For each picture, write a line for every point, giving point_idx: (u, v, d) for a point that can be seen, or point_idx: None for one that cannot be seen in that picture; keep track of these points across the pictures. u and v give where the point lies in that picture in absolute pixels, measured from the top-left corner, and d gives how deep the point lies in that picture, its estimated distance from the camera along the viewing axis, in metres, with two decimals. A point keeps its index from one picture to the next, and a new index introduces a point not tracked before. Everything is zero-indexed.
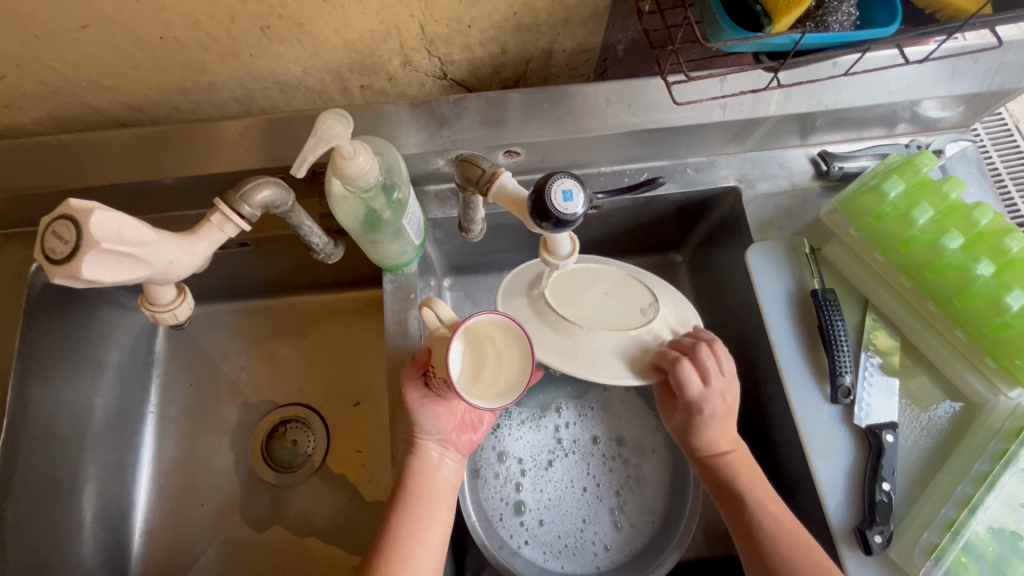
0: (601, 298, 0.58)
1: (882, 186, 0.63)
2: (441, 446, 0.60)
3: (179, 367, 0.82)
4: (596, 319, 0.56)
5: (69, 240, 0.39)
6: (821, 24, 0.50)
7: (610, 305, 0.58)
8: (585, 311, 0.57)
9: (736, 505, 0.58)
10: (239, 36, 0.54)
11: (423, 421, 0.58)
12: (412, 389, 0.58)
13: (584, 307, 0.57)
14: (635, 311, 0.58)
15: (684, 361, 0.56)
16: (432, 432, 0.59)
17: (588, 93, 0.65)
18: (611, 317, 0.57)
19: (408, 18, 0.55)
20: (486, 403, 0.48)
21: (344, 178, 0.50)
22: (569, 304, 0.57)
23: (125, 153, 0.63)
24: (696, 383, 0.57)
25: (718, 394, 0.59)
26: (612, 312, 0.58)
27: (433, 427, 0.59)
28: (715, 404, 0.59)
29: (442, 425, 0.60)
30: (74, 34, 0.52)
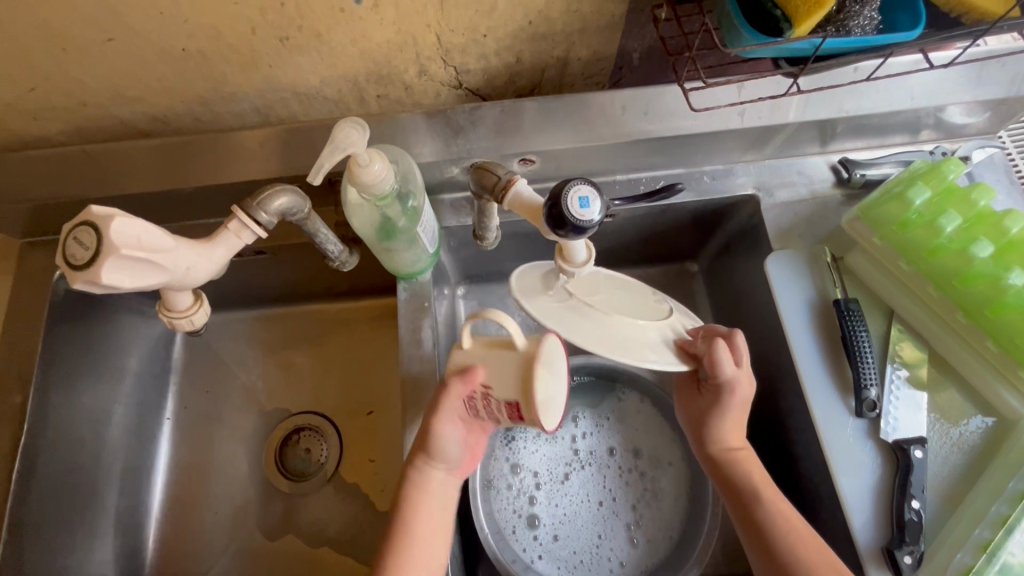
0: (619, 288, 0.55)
1: (907, 193, 0.62)
2: (449, 473, 0.58)
3: (195, 374, 0.83)
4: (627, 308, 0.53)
5: (89, 246, 0.40)
6: (842, 28, 0.48)
7: (630, 295, 0.55)
8: (622, 304, 0.53)
9: (739, 499, 0.58)
10: (258, 47, 0.55)
11: (443, 448, 0.56)
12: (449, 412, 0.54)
13: (609, 299, 0.53)
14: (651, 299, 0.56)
15: (718, 342, 0.56)
16: (447, 460, 0.57)
17: (603, 102, 0.65)
18: (638, 306, 0.54)
19: (424, 28, 0.56)
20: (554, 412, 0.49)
21: (359, 186, 0.50)
22: (607, 302, 0.52)
23: (148, 162, 0.64)
24: (729, 366, 0.56)
25: (748, 378, 0.59)
26: (636, 301, 0.55)
27: (449, 456, 0.57)
28: (745, 390, 0.58)
29: (456, 453, 0.57)
30: (101, 47, 0.53)
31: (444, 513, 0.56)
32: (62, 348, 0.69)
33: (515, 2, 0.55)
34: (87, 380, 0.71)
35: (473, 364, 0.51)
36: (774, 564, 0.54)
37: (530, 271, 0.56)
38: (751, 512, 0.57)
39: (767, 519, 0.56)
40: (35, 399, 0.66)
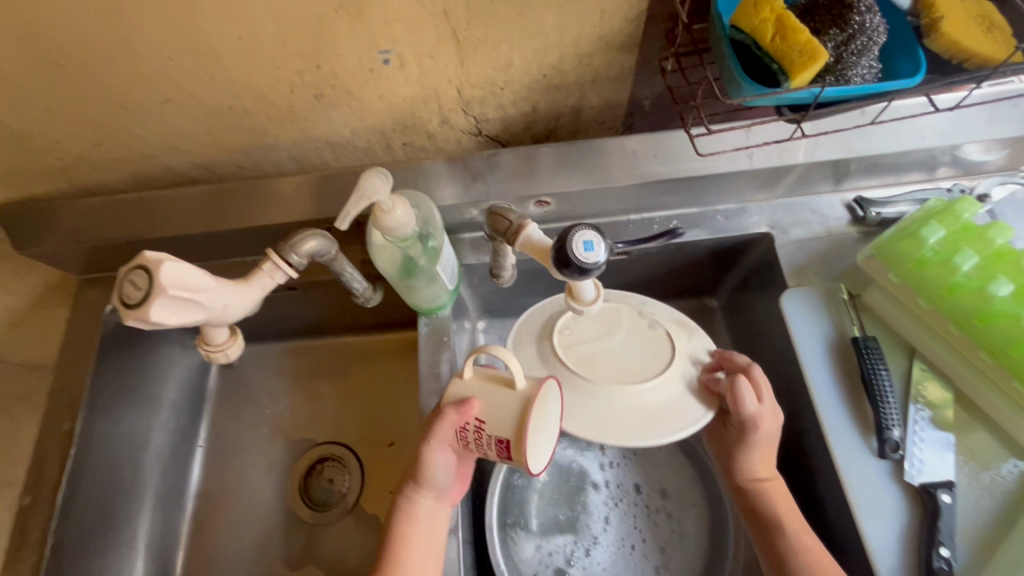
0: (620, 343, 0.55)
1: (919, 232, 0.62)
2: (437, 501, 0.58)
3: (227, 404, 0.87)
4: (635, 372, 0.54)
5: (141, 288, 0.44)
6: (841, 78, 0.50)
7: (632, 347, 0.55)
8: (629, 366, 0.54)
9: (762, 527, 0.58)
10: (296, 104, 0.61)
11: (434, 477, 0.56)
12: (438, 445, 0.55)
13: (617, 367, 0.54)
14: (648, 336, 0.56)
15: (739, 378, 0.55)
16: (436, 488, 0.57)
17: (615, 148, 0.68)
18: (644, 359, 0.54)
19: (445, 83, 0.61)
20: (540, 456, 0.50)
21: (383, 230, 0.54)
22: (617, 374, 0.53)
23: (194, 207, 0.70)
24: (752, 402, 0.56)
25: (772, 413, 0.58)
26: (639, 353, 0.55)
27: (441, 485, 0.57)
28: (769, 425, 0.57)
29: (443, 483, 0.58)
30: (159, 107, 0.59)
31: (432, 539, 0.57)
32: (108, 378, 0.74)
33: (529, 57, 0.59)
34: (129, 409, 0.76)
35: (471, 397, 0.52)
36: None
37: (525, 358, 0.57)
38: (773, 543, 0.56)
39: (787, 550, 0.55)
40: (81, 425, 0.71)
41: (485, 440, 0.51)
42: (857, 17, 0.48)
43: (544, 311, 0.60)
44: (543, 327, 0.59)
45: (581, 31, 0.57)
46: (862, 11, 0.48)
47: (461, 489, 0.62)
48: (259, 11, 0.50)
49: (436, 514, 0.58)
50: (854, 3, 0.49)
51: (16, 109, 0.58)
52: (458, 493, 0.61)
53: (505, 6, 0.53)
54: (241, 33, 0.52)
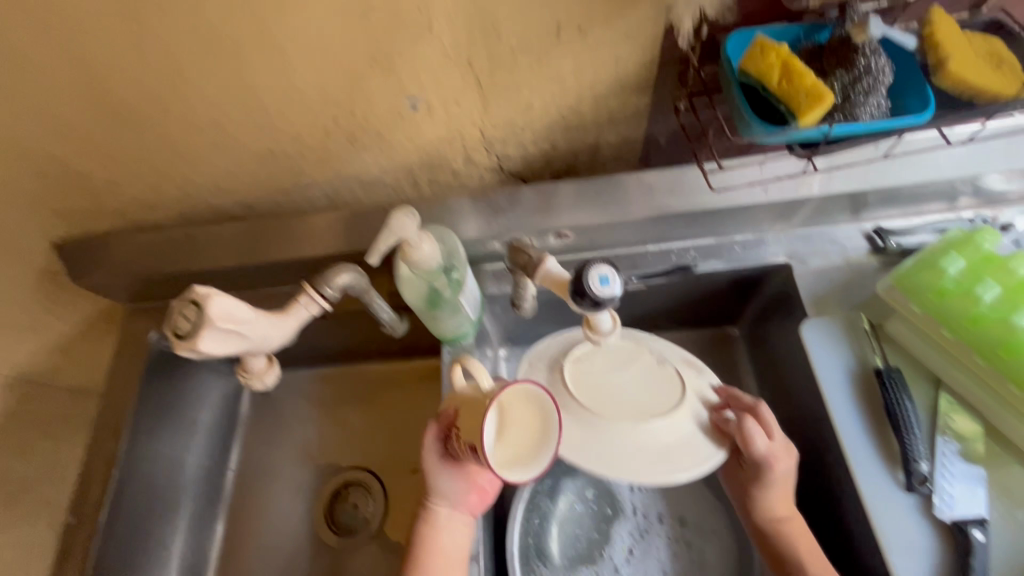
0: (631, 380, 0.55)
1: (939, 262, 0.63)
2: (452, 508, 0.62)
3: (258, 429, 0.90)
4: (648, 410, 0.54)
5: (191, 319, 0.48)
6: (850, 115, 0.51)
7: (643, 384, 0.55)
8: (639, 404, 0.54)
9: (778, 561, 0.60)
10: (331, 147, 0.65)
11: (440, 486, 0.62)
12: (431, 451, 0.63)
13: (629, 405, 0.54)
14: (658, 373, 0.56)
15: (748, 418, 0.57)
16: (445, 496, 0.62)
17: (631, 182, 0.70)
18: (656, 396, 0.55)
19: (470, 125, 0.65)
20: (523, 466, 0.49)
21: (410, 263, 0.58)
22: (628, 411, 0.53)
23: (234, 242, 0.74)
24: (763, 442, 0.58)
25: (784, 451, 0.60)
26: (650, 391, 0.55)
27: (449, 491, 0.62)
28: (784, 461, 0.60)
29: (454, 491, 0.62)
30: (209, 152, 0.65)
31: (452, 548, 0.61)
32: (151, 402, 0.79)
33: (548, 100, 0.63)
34: (168, 432, 0.80)
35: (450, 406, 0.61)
36: None
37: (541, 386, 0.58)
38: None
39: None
40: (125, 446, 0.76)
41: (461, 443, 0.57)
42: (863, 60, 0.50)
43: (555, 344, 0.61)
44: (554, 359, 0.59)
45: (597, 75, 0.60)
46: (868, 54, 0.50)
47: (480, 503, 0.63)
48: (301, 66, 0.55)
49: (454, 520, 0.62)
50: (859, 46, 0.50)
51: (82, 155, 0.64)
52: (477, 504, 0.63)
53: (526, 55, 0.57)
54: (284, 85, 0.57)
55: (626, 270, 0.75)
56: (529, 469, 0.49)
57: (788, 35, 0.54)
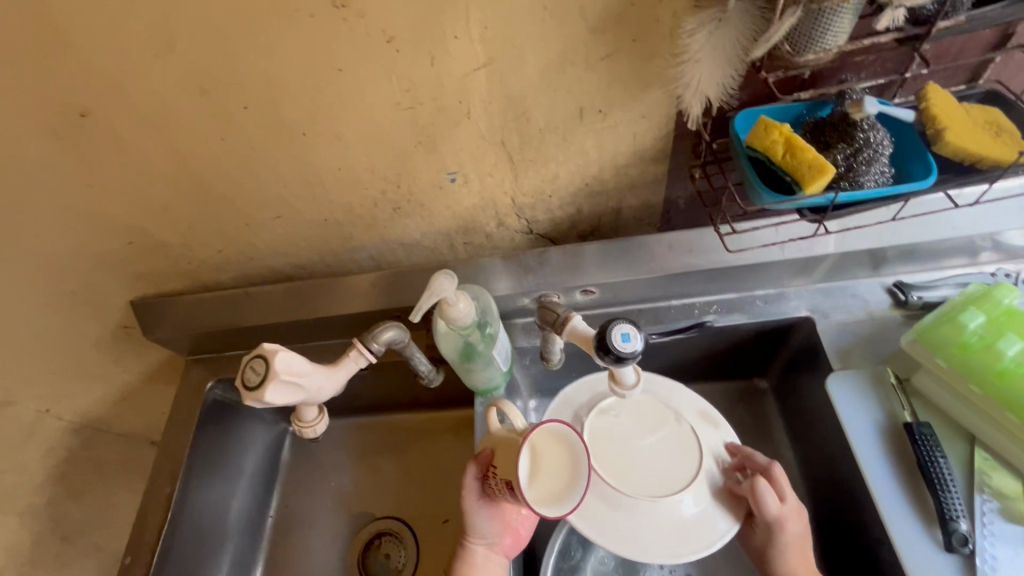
0: (648, 452, 0.63)
1: (959, 316, 0.64)
2: (488, 548, 0.65)
3: (299, 477, 0.94)
4: (657, 487, 0.60)
5: (259, 372, 0.54)
6: (855, 183, 0.56)
7: (659, 460, 0.62)
8: (658, 479, 0.61)
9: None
10: (378, 216, 0.73)
11: (477, 525, 0.65)
12: (469, 488, 0.65)
13: (641, 478, 0.61)
14: (677, 445, 0.63)
15: (760, 479, 0.61)
16: (482, 535, 0.65)
17: (653, 242, 0.75)
18: (669, 476, 0.61)
19: (502, 193, 0.71)
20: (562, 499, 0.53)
21: (448, 320, 0.63)
22: (647, 485, 0.60)
23: (289, 299, 0.82)
24: (775, 501, 0.60)
25: (795, 512, 0.62)
26: (665, 468, 0.62)
27: (485, 532, 0.65)
28: (795, 523, 0.61)
29: (490, 531, 0.65)
30: (271, 222, 0.73)
31: None
32: (203, 448, 0.84)
33: (573, 171, 0.69)
34: (216, 479, 0.85)
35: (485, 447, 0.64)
36: None
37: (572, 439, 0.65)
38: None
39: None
40: (178, 493, 0.80)
41: (497, 483, 0.60)
42: (862, 134, 0.55)
43: (583, 393, 0.69)
44: (579, 409, 0.67)
45: (618, 148, 0.66)
46: (866, 129, 0.55)
47: (515, 545, 0.66)
48: (357, 149, 0.63)
49: (490, 563, 0.64)
50: (857, 122, 0.55)
51: (163, 227, 0.72)
52: (511, 546, 0.66)
53: (552, 134, 0.64)
54: (340, 164, 0.65)
55: (651, 324, 0.79)
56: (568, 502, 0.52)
57: (792, 112, 0.60)
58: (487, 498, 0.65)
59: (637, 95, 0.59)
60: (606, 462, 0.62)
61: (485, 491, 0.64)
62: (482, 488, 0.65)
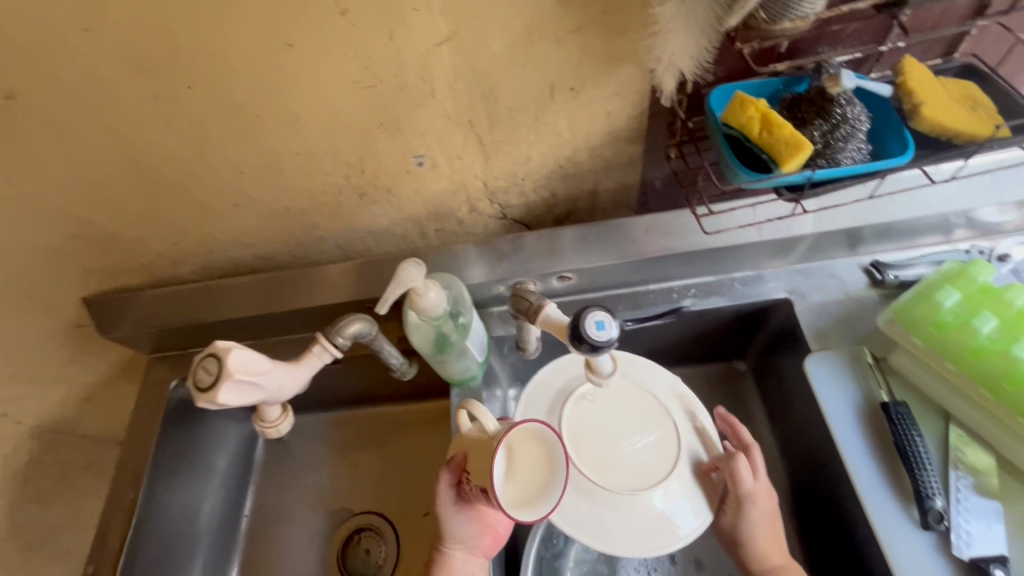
0: (625, 443, 0.62)
1: (935, 295, 0.64)
2: (467, 553, 0.64)
3: (273, 475, 0.91)
4: (633, 479, 0.60)
5: (212, 372, 0.51)
6: (832, 160, 0.54)
7: (636, 452, 0.61)
8: (637, 471, 0.60)
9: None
10: (343, 203, 0.69)
11: (455, 531, 0.63)
12: (445, 491, 0.62)
13: (619, 470, 0.60)
14: (656, 434, 0.63)
15: (738, 457, 0.62)
16: (460, 541, 0.63)
17: (630, 225, 0.73)
18: (645, 468, 0.60)
19: (473, 177, 0.68)
20: (543, 502, 0.50)
21: (418, 310, 0.60)
22: (626, 477, 0.60)
23: (254, 292, 0.78)
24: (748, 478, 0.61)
25: (766, 491, 0.62)
26: (642, 460, 0.61)
27: (464, 536, 0.63)
28: (764, 501, 0.62)
29: (468, 536, 0.64)
30: (229, 211, 0.69)
31: None
32: (169, 448, 0.81)
33: (546, 152, 0.67)
34: (184, 481, 0.82)
35: (457, 452, 0.61)
36: None
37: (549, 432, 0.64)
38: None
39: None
40: (143, 494, 0.77)
41: (473, 490, 0.57)
42: (839, 110, 0.54)
43: (561, 378, 0.67)
44: (555, 397, 0.66)
45: (591, 128, 0.64)
46: (843, 104, 0.54)
47: (495, 543, 0.66)
48: (316, 131, 0.59)
49: (470, 565, 0.64)
50: (834, 97, 0.54)
51: (112, 219, 0.68)
52: (491, 546, 0.65)
53: (523, 113, 0.61)
54: (300, 149, 0.61)
55: (629, 309, 0.77)
56: (549, 503, 0.50)
57: (768, 89, 0.59)
58: (464, 503, 0.63)
59: (610, 71, 0.57)
60: (585, 456, 0.61)
61: (461, 496, 0.62)
62: (458, 493, 0.62)
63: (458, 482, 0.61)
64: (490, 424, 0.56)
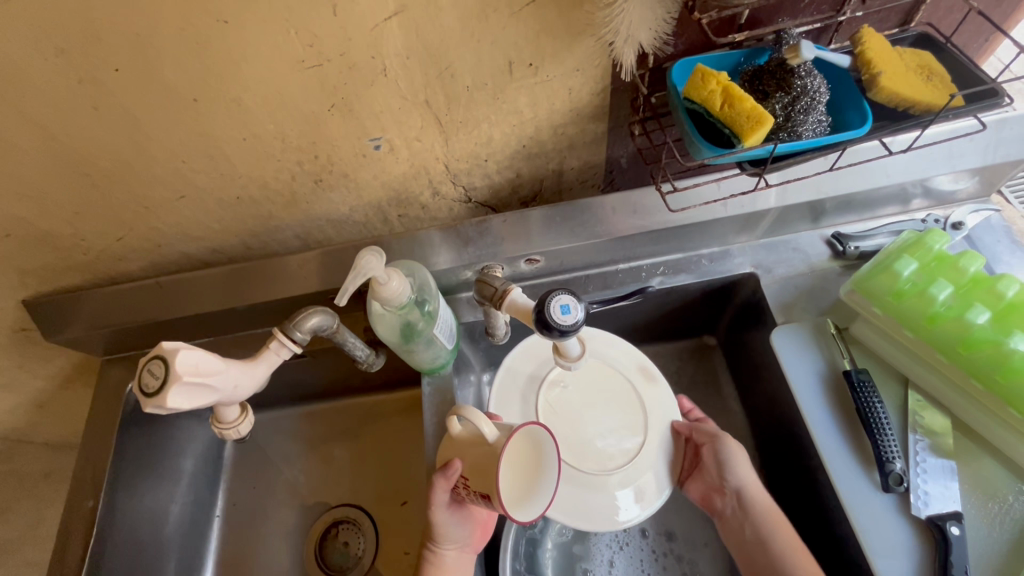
0: (593, 423, 0.64)
1: (894, 265, 0.64)
2: (459, 551, 0.63)
3: (244, 473, 0.89)
4: (603, 458, 0.62)
5: (159, 376, 0.49)
6: (793, 133, 0.54)
7: (604, 431, 0.63)
8: (614, 443, 0.62)
9: (767, 550, 0.60)
10: (298, 190, 0.66)
11: (447, 533, 0.62)
12: (439, 493, 0.59)
13: (597, 447, 0.62)
14: (628, 406, 0.65)
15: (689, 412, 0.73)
16: (453, 540, 0.63)
17: (595, 205, 0.72)
18: (619, 443, 0.63)
19: (434, 160, 0.66)
20: (531, 506, 0.51)
21: (380, 300, 0.58)
22: (605, 452, 0.62)
23: (210, 287, 0.75)
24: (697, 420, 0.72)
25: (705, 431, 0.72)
26: (609, 439, 0.63)
27: (457, 536, 0.63)
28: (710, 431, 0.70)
29: (460, 535, 0.63)
30: (175, 202, 0.65)
31: None
32: (129, 453, 0.77)
33: (508, 132, 0.65)
34: (149, 485, 0.78)
35: (451, 458, 0.57)
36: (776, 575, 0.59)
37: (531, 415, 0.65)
38: (773, 558, 0.59)
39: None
40: (104, 502, 0.73)
41: (471, 493, 0.55)
42: (799, 82, 0.54)
43: (532, 363, 0.68)
44: (531, 380, 0.67)
45: (553, 106, 0.62)
46: (802, 76, 0.54)
47: (482, 536, 0.66)
48: (261, 114, 0.56)
49: (463, 563, 0.63)
50: (793, 68, 0.54)
51: (47, 214, 0.63)
52: (480, 539, 0.65)
53: (481, 91, 0.59)
54: (245, 134, 0.58)
55: (598, 290, 0.77)
56: (535, 507, 0.51)
57: (729, 61, 0.58)
58: (455, 505, 0.62)
59: (568, 46, 0.55)
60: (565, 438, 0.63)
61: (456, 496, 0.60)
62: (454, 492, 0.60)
63: (452, 488, 0.59)
64: (488, 430, 0.52)
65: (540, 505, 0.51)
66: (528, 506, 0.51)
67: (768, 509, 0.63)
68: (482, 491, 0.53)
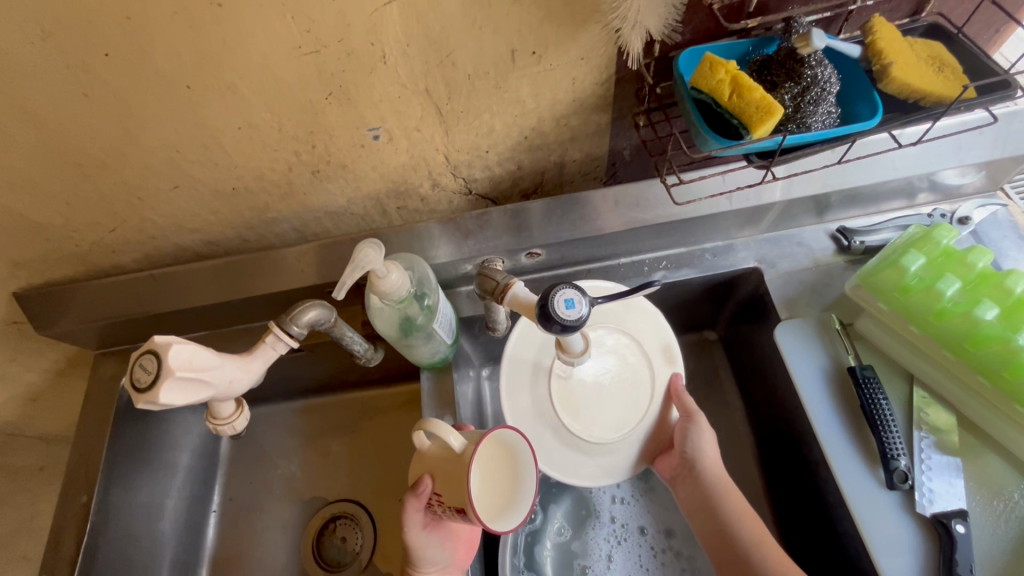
0: (602, 395, 0.64)
1: (900, 260, 0.63)
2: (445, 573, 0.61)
3: (240, 468, 0.88)
4: (606, 426, 0.63)
5: (151, 371, 0.48)
6: (802, 125, 0.53)
7: (610, 404, 0.64)
8: (615, 413, 0.64)
9: (713, 517, 0.61)
10: (295, 181, 0.65)
11: (427, 554, 0.59)
12: (412, 513, 0.57)
13: (598, 417, 0.63)
14: (634, 377, 0.66)
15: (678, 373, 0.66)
16: (435, 561, 0.60)
17: (597, 198, 0.71)
18: (620, 412, 0.64)
19: (434, 151, 0.65)
20: (506, 517, 0.50)
21: (379, 294, 0.57)
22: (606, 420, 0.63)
23: (206, 280, 0.74)
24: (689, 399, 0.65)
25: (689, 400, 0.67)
26: (612, 412, 0.64)
27: (437, 557, 0.60)
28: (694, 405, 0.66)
29: (443, 554, 0.60)
30: (169, 192, 0.63)
31: None
32: (124, 448, 0.75)
33: (510, 123, 0.63)
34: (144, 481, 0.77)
35: (421, 476, 0.57)
36: (725, 542, 0.59)
37: (537, 402, 0.64)
38: (721, 524, 0.60)
39: (743, 544, 0.58)
40: (98, 498, 0.72)
41: (446, 507, 0.55)
42: (809, 72, 0.53)
43: (532, 351, 0.66)
44: (534, 371, 0.66)
45: (556, 96, 0.61)
46: (813, 66, 0.53)
47: (467, 554, 0.63)
48: (256, 102, 0.54)
49: None
50: (804, 58, 0.53)
51: (37, 205, 0.62)
52: (465, 558, 0.63)
53: (483, 80, 0.57)
54: (240, 123, 0.56)
55: None
56: (511, 517, 0.50)
57: (737, 52, 0.57)
58: (432, 523, 0.60)
59: (573, 34, 0.54)
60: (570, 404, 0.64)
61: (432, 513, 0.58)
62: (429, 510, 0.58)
63: (424, 505, 0.57)
64: (455, 440, 0.52)
65: (517, 515, 0.50)
66: (504, 518, 0.50)
67: (721, 480, 0.62)
68: (456, 505, 0.52)
